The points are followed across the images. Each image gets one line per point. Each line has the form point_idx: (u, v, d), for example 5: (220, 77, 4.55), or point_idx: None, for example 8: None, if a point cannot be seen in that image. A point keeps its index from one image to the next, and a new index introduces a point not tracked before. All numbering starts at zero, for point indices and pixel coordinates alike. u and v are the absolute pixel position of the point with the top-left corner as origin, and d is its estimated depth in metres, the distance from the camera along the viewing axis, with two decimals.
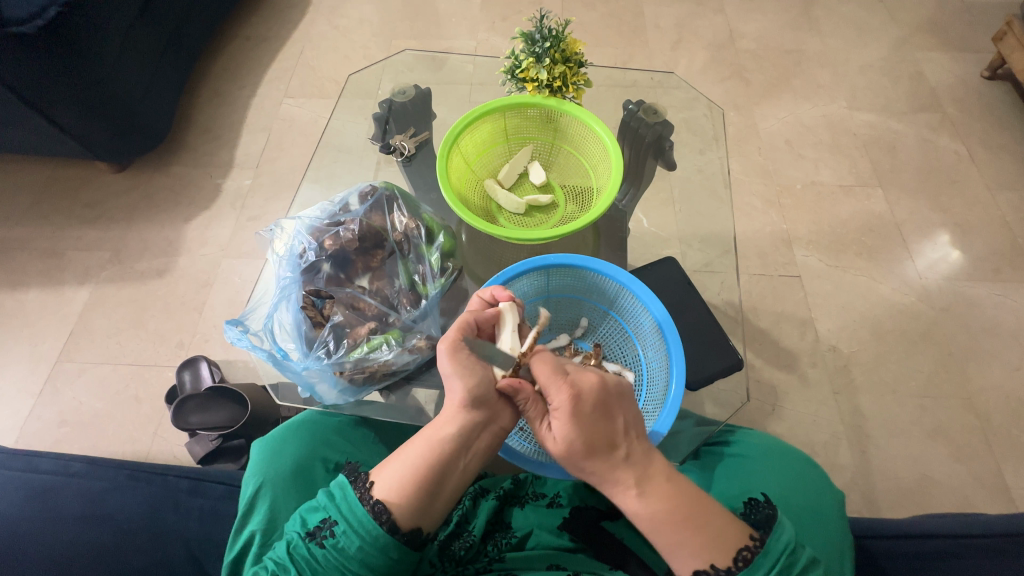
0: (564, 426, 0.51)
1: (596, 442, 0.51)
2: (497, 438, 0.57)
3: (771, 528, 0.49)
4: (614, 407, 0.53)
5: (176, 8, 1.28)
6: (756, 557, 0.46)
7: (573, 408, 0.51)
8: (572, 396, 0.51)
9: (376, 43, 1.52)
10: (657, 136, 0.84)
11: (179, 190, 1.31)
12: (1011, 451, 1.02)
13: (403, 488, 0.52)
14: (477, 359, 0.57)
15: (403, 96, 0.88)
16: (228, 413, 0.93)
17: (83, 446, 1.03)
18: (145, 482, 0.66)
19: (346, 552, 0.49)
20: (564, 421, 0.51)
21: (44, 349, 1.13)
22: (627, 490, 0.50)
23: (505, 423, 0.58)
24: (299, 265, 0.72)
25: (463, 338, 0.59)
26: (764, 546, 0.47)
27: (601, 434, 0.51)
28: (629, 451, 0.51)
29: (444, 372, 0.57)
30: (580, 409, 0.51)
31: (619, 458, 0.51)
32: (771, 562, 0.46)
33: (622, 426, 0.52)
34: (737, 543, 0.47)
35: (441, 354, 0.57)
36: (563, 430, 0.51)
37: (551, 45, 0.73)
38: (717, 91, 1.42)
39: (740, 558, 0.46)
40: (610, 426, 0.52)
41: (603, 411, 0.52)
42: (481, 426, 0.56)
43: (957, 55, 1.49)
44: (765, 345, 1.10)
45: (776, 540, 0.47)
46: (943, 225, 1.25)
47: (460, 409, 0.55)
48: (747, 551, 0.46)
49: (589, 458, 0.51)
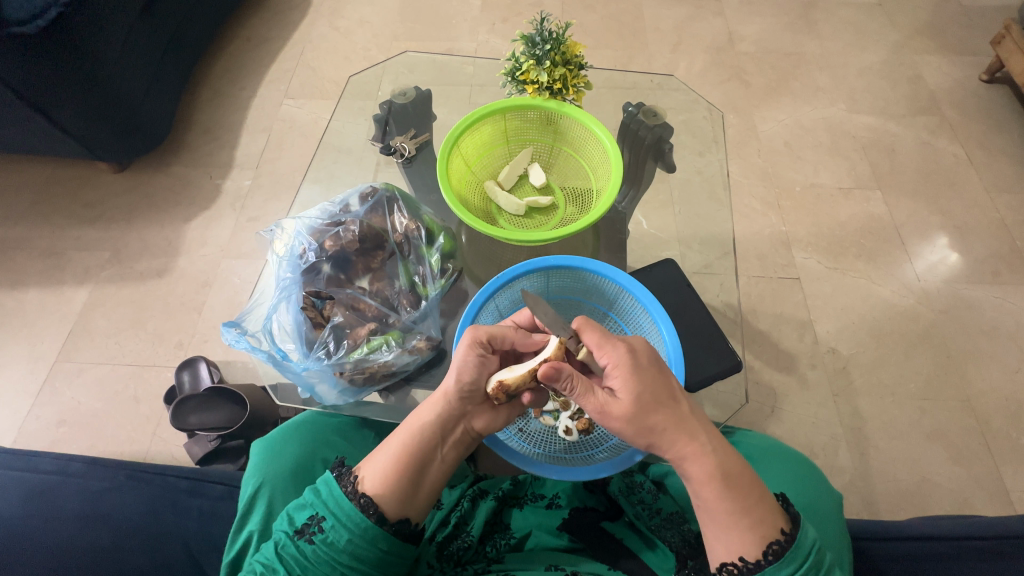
0: (629, 382, 0.51)
1: (661, 395, 0.52)
2: (468, 436, 0.58)
3: (798, 523, 0.48)
4: (666, 365, 0.55)
5: (177, 9, 1.28)
6: (787, 552, 0.46)
7: (633, 361, 0.52)
8: (630, 349, 0.52)
9: (376, 44, 1.53)
10: (656, 138, 0.85)
11: (179, 191, 1.31)
12: (1010, 453, 1.02)
13: (388, 480, 0.52)
14: (484, 363, 0.57)
15: (403, 98, 0.88)
16: (227, 413, 0.93)
17: (81, 446, 1.03)
18: (145, 481, 0.66)
19: (336, 545, 0.49)
20: (624, 377, 0.51)
21: (43, 348, 1.13)
22: (700, 445, 0.50)
23: (479, 424, 0.58)
24: (300, 266, 0.72)
25: (490, 339, 0.57)
26: (794, 542, 0.47)
27: (662, 388, 0.52)
28: (689, 406, 0.53)
29: (455, 362, 0.56)
30: (638, 362, 0.52)
31: (684, 410, 0.52)
32: (800, 558, 0.46)
33: (676, 383, 0.54)
34: (767, 536, 0.47)
35: (462, 344, 0.56)
36: (626, 385, 0.51)
37: (551, 47, 0.73)
38: (716, 94, 1.43)
39: (771, 552, 0.46)
40: (668, 381, 0.53)
41: (659, 366, 0.53)
42: (458, 417, 0.57)
43: (955, 58, 1.50)
44: (764, 347, 1.10)
45: (804, 536, 0.47)
46: (941, 227, 1.25)
47: (442, 398, 0.56)
48: (777, 544, 0.47)
49: (655, 411, 0.51)
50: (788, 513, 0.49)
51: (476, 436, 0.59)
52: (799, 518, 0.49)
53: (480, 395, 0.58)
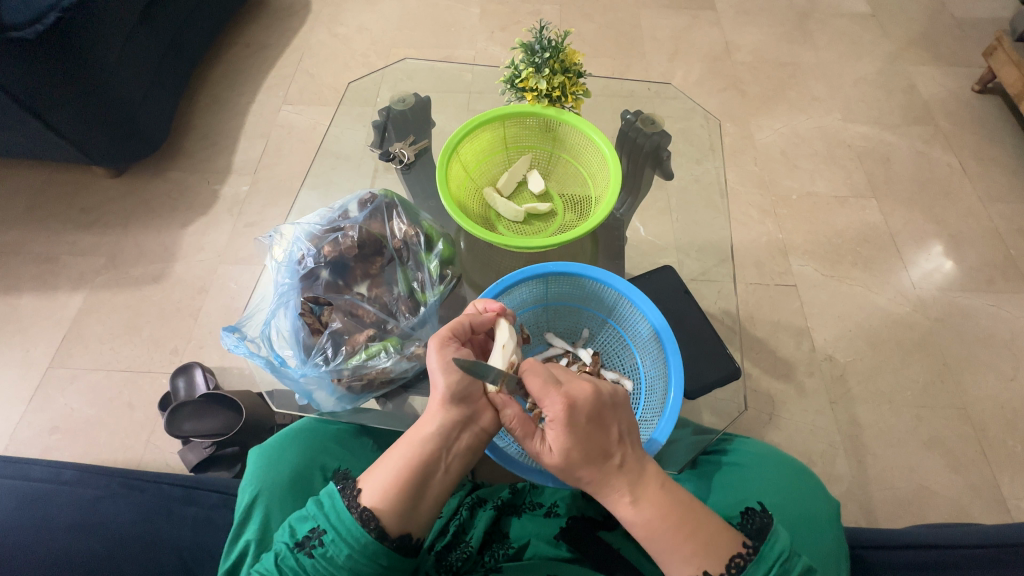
0: (560, 436, 0.51)
1: (591, 448, 0.51)
2: (479, 439, 0.56)
3: (764, 535, 0.49)
4: (609, 416, 0.52)
5: (175, 16, 1.28)
6: (749, 565, 0.47)
7: (568, 420, 0.50)
8: (568, 405, 0.50)
9: (375, 51, 1.53)
10: (655, 146, 0.86)
11: (176, 196, 1.30)
12: (1006, 461, 1.03)
13: (387, 493, 0.51)
14: (465, 357, 0.57)
15: (403, 104, 0.90)
16: (221, 420, 0.91)
17: (73, 454, 1.02)
18: (138, 490, 0.64)
19: (335, 560, 0.49)
20: (560, 434, 0.50)
21: (36, 354, 1.12)
22: (620, 497, 0.50)
23: (487, 424, 0.57)
24: (298, 272, 0.71)
25: (455, 334, 0.58)
26: (756, 554, 0.47)
27: (594, 444, 0.51)
28: (623, 459, 0.51)
29: (432, 366, 0.56)
30: (575, 420, 0.50)
31: (614, 467, 0.51)
32: (765, 569, 0.46)
33: (616, 435, 0.52)
34: (729, 550, 0.47)
35: (430, 349, 0.57)
36: (558, 441, 0.51)
37: (550, 55, 0.74)
38: (713, 103, 1.44)
39: (734, 565, 0.47)
40: (605, 436, 0.51)
41: (598, 418, 0.51)
42: (461, 425, 0.55)
43: (948, 69, 1.52)
44: (762, 355, 1.10)
45: (770, 547, 0.48)
46: (936, 236, 1.26)
47: (441, 406, 0.55)
48: (740, 558, 0.47)
49: (585, 467, 0.51)
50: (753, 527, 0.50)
51: (486, 437, 0.57)
52: (768, 531, 0.49)
53: (475, 390, 0.56)
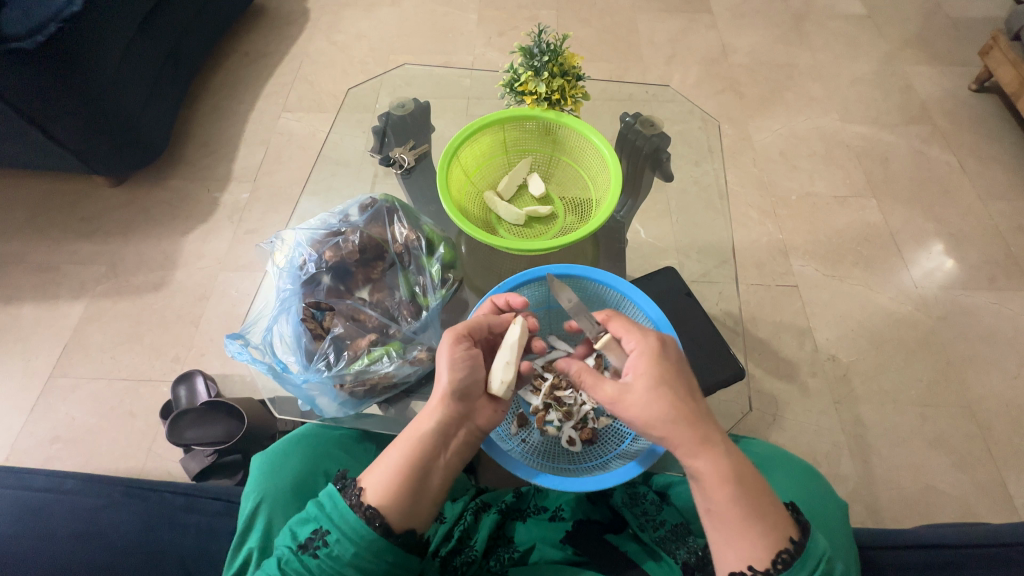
0: (650, 366, 0.51)
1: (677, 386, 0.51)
2: (474, 435, 0.56)
3: (808, 533, 0.47)
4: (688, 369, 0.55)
5: (175, 25, 1.29)
6: (795, 561, 0.45)
7: (658, 352, 0.53)
8: (659, 341, 0.54)
9: (374, 58, 1.54)
10: (653, 148, 0.86)
11: (176, 204, 1.30)
12: (1012, 460, 1.02)
13: (390, 490, 0.50)
14: (471, 356, 0.57)
15: (401, 110, 0.89)
16: (223, 428, 0.91)
17: (75, 464, 1.02)
18: (140, 498, 0.64)
19: (340, 559, 0.48)
20: (648, 364, 0.52)
21: (37, 363, 1.11)
22: (715, 442, 0.49)
23: (483, 422, 0.57)
24: (300, 278, 0.72)
25: (469, 333, 0.58)
26: (803, 551, 0.46)
27: (681, 383, 0.52)
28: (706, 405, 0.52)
29: (439, 363, 0.56)
30: (663, 357, 0.53)
31: (700, 408, 0.51)
32: (809, 569, 0.45)
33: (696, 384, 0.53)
34: (777, 544, 0.45)
35: (444, 344, 0.57)
36: (647, 373, 0.51)
37: (549, 58, 0.74)
38: (711, 105, 1.44)
39: (780, 560, 0.45)
40: (689, 380, 0.53)
41: (680, 364, 0.54)
42: (458, 421, 0.55)
43: (944, 69, 1.52)
44: (764, 356, 1.10)
45: (814, 546, 0.46)
46: (936, 234, 1.26)
47: (440, 402, 0.54)
48: (786, 554, 0.45)
49: (676, 401, 0.50)
50: (798, 522, 0.48)
51: (482, 435, 0.57)
52: (810, 528, 0.48)
53: (474, 388, 0.56)
